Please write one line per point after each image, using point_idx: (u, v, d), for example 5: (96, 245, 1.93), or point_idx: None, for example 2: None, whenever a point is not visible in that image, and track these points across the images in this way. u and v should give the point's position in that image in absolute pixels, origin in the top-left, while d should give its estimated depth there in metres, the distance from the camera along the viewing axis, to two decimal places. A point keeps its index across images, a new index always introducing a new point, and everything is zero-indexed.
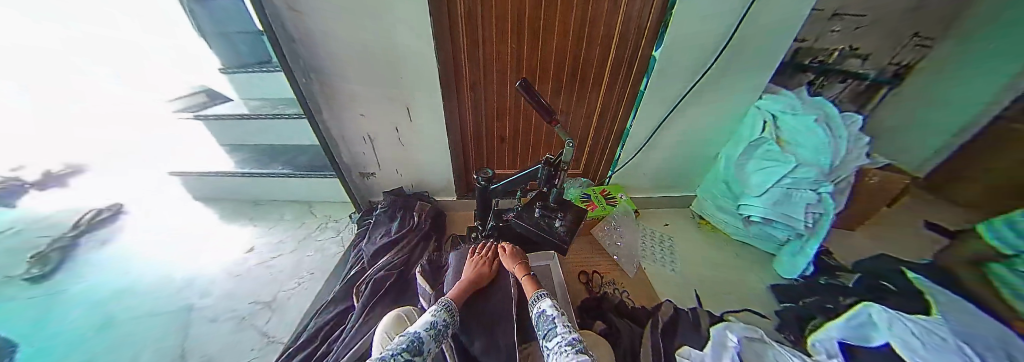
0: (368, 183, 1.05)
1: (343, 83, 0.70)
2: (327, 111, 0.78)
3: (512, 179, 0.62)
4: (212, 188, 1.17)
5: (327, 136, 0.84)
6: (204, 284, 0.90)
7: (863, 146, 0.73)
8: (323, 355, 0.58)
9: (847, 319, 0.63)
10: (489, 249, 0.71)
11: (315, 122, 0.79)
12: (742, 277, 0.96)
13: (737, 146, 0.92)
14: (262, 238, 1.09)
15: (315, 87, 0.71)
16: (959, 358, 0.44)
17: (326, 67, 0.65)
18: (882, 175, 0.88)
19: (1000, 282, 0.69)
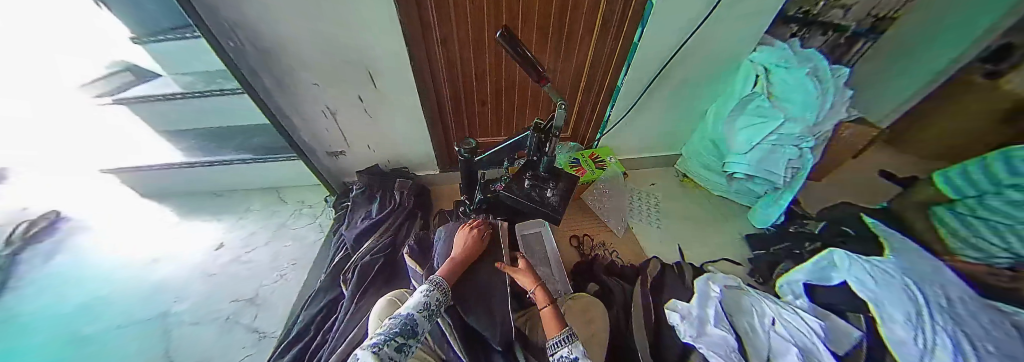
0: (338, 161, 0.96)
1: (286, 48, 0.55)
2: (271, 80, 0.65)
3: (498, 150, 0.58)
4: (163, 182, 1.04)
5: (277, 109, 0.72)
6: (176, 288, 0.84)
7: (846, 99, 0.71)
8: (319, 346, 0.57)
9: (814, 262, 0.68)
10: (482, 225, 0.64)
11: (259, 97, 0.66)
12: (720, 230, 1.03)
13: (727, 103, 0.89)
14: (232, 232, 1.01)
15: (249, 50, 0.56)
16: (905, 294, 0.50)
17: (258, 30, 0.51)
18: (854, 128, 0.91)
19: (936, 220, 0.77)
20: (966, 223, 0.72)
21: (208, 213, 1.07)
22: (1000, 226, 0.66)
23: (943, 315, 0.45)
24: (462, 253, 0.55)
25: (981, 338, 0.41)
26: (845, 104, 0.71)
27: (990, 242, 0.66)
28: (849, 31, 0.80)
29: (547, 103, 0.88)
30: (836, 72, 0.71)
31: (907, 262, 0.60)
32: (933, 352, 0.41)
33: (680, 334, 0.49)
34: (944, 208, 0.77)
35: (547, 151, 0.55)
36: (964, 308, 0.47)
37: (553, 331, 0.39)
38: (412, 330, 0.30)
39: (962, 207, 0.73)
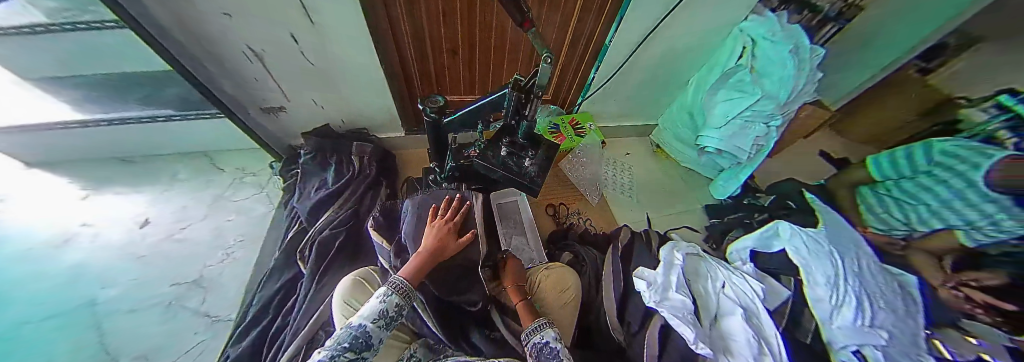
0: (278, 119, 0.81)
1: None
2: (172, 20, 0.47)
3: (471, 109, 0.50)
4: (45, 145, 0.81)
5: (187, 61, 0.56)
6: (96, 272, 0.71)
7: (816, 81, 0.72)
8: (280, 328, 0.53)
9: (760, 231, 0.75)
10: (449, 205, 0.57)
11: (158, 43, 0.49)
12: (684, 199, 1.10)
13: (711, 74, 0.86)
14: (157, 206, 0.84)
15: None
16: (829, 261, 0.59)
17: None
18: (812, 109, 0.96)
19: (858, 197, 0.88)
20: (881, 201, 0.82)
21: (120, 183, 0.88)
22: (905, 206, 0.76)
23: (854, 280, 0.56)
24: (432, 245, 0.47)
25: (872, 300, 0.54)
26: (814, 86, 0.73)
27: (893, 216, 0.79)
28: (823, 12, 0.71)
29: (529, 57, 0.78)
30: (813, 52, 0.68)
31: (835, 236, 0.68)
32: (840, 309, 0.52)
33: (645, 299, 0.54)
34: (868, 187, 0.85)
35: (527, 115, 0.48)
36: (862, 272, 0.60)
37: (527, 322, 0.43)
38: (364, 347, 0.32)
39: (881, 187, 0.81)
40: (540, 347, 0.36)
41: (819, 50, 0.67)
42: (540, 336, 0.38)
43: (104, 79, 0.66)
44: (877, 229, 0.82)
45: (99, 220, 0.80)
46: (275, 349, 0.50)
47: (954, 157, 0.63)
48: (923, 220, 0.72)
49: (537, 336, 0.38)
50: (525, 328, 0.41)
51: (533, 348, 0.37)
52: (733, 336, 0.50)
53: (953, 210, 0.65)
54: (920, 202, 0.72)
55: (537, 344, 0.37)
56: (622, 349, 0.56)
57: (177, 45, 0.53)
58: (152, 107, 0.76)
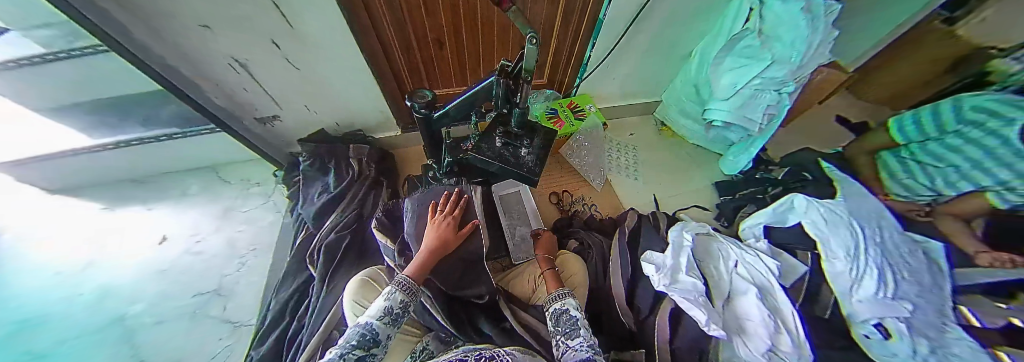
0: (273, 127, 0.81)
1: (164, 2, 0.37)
2: (154, 40, 0.46)
3: (458, 103, 0.48)
4: (65, 172, 0.84)
5: (178, 79, 0.56)
6: (125, 289, 0.75)
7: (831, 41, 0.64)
8: (297, 331, 0.55)
9: (776, 206, 0.70)
10: (452, 201, 0.56)
11: (137, 61, 0.48)
12: (693, 177, 1.06)
13: (715, 41, 0.80)
14: (173, 222, 0.88)
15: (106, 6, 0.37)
16: (847, 230, 0.57)
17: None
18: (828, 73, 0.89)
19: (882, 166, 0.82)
20: (904, 165, 0.77)
21: (137, 202, 0.91)
22: (931, 167, 0.71)
23: (878, 251, 0.54)
24: (433, 240, 0.47)
25: (895, 269, 0.53)
26: (831, 42, 0.64)
27: (919, 182, 0.74)
28: None
29: (519, 39, 0.74)
30: (828, 7, 0.60)
31: (855, 206, 0.64)
32: (861, 284, 0.52)
33: (655, 283, 0.54)
34: (888, 152, 0.81)
35: (518, 102, 0.46)
36: (888, 242, 0.57)
37: (554, 287, 0.49)
38: (373, 345, 0.31)
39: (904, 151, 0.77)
40: (560, 314, 0.41)
41: (835, 4, 0.59)
42: (559, 304, 0.43)
43: (105, 103, 0.68)
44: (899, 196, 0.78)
45: (124, 240, 0.84)
46: (292, 350, 0.52)
47: (987, 112, 0.59)
48: (949, 183, 0.69)
49: (558, 303, 0.43)
50: (551, 294, 0.47)
51: (555, 311, 0.42)
52: (748, 315, 0.50)
53: (985, 169, 0.62)
54: (946, 163, 0.68)
55: (557, 311, 0.42)
56: (636, 335, 0.54)
57: (166, 67, 0.53)
58: (159, 126, 0.78)
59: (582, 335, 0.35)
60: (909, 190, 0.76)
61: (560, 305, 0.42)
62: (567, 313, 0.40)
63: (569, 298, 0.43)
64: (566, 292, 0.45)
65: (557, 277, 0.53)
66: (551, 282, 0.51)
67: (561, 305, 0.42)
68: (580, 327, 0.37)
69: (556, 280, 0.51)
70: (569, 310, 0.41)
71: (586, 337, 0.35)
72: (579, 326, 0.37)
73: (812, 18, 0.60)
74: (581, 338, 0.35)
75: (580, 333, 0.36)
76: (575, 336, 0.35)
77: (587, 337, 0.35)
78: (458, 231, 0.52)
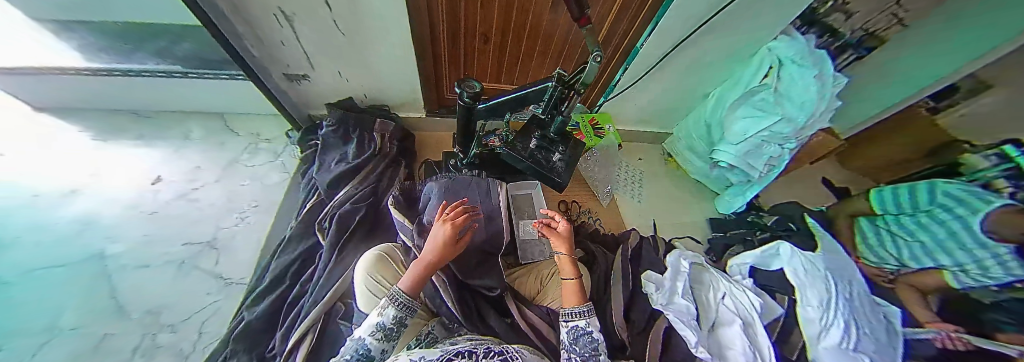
0: (300, 87, 0.79)
1: None
2: None
3: (504, 100, 0.50)
4: (64, 90, 0.79)
5: (222, 22, 0.54)
6: (109, 225, 0.70)
7: (830, 111, 0.72)
8: (298, 296, 0.54)
9: (762, 251, 0.77)
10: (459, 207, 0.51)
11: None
12: (691, 210, 1.12)
13: (733, 89, 0.86)
14: (170, 164, 0.84)
15: None
16: (823, 283, 0.62)
17: None
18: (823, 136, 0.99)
19: (858, 231, 0.90)
20: (878, 235, 0.85)
21: (133, 137, 0.86)
22: (897, 240, 0.80)
23: (847, 306, 0.59)
24: (436, 251, 0.42)
25: (860, 325, 0.57)
26: (830, 113, 0.72)
27: (889, 252, 0.82)
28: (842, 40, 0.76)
29: (562, 46, 0.77)
30: (835, 80, 0.68)
31: (832, 261, 0.70)
32: (831, 331, 0.56)
33: (654, 301, 0.58)
34: (865, 219, 0.88)
35: (563, 110, 0.50)
36: (855, 298, 0.62)
37: (574, 301, 0.43)
38: (366, 360, 0.32)
39: (880, 220, 0.85)
40: (577, 333, 0.38)
41: (842, 78, 0.68)
42: (579, 322, 0.39)
43: (131, 28, 0.65)
44: (871, 261, 0.85)
45: (115, 173, 0.79)
46: (292, 315, 0.51)
47: (957, 200, 0.69)
48: (915, 257, 0.77)
49: (581, 320, 0.39)
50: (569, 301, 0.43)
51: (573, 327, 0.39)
52: (731, 345, 0.53)
53: (948, 252, 0.70)
54: (917, 239, 0.76)
55: (573, 328, 0.39)
56: (625, 348, 0.55)
57: (221, 16, 0.53)
58: (172, 62, 0.75)
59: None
60: (880, 257, 0.84)
61: (582, 323, 0.39)
62: (589, 335, 0.37)
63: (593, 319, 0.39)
64: (589, 310, 0.41)
65: (584, 293, 0.44)
66: (574, 300, 0.43)
67: (584, 324, 0.39)
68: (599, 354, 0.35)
69: (580, 297, 0.43)
70: (591, 333, 0.38)
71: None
72: (598, 353, 0.35)
73: (821, 86, 0.68)
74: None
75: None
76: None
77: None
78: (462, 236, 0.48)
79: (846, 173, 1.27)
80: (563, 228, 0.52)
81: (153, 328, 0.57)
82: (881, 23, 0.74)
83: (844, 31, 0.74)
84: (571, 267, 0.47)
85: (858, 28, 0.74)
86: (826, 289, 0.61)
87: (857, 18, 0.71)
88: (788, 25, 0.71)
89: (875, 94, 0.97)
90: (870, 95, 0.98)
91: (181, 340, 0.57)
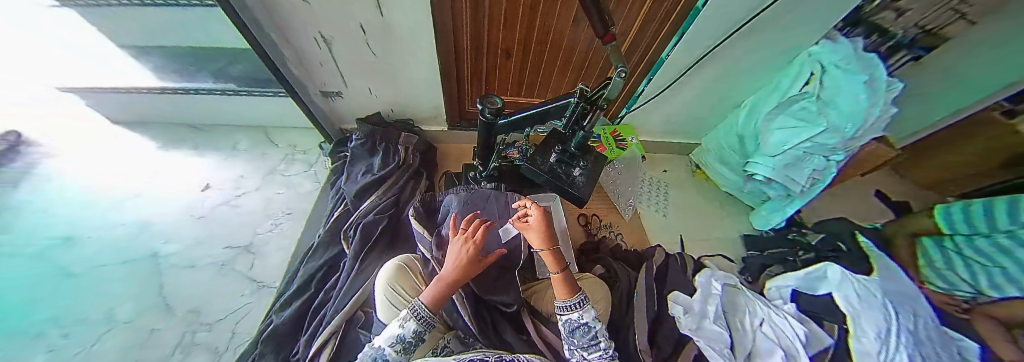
0: (334, 103, 0.85)
1: None
2: (259, 9, 0.49)
3: (526, 115, 0.50)
4: (138, 108, 0.91)
5: (268, 45, 0.59)
6: (167, 227, 0.78)
7: (884, 119, 0.64)
8: (323, 303, 0.56)
9: (805, 272, 0.70)
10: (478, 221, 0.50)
11: (242, 24, 0.50)
12: (721, 225, 1.05)
13: (769, 97, 0.81)
14: (218, 172, 0.92)
15: None
16: (880, 312, 0.54)
17: None
18: (875, 147, 0.89)
19: (922, 254, 0.80)
20: (945, 258, 0.75)
21: (190, 148, 0.96)
22: (971, 264, 0.70)
23: (911, 338, 0.50)
24: (459, 266, 0.41)
25: None
26: (883, 121, 0.64)
27: (959, 277, 0.72)
28: (893, 39, 0.67)
29: (584, 60, 0.76)
30: (890, 85, 0.61)
31: (890, 286, 0.62)
32: None
33: (681, 325, 0.55)
34: (929, 238, 0.80)
35: (585, 126, 0.49)
36: (926, 333, 0.53)
37: (563, 294, 0.37)
38: None
39: (947, 243, 0.75)
40: (572, 326, 0.35)
41: (897, 83, 0.61)
42: (572, 316, 0.35)
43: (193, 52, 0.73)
44: (937, 288, 0.76)
45: (174, 180, 0.88)
46: (315, 323, 0.53)
47: None
48: (993, 285, 0.65)
49: (574, 313, 0.35)
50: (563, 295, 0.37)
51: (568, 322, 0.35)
52: None
53: (1016, 282, 0.61)
54: (995, 264, 0.65)
55: (567, 322, 0.36)
56: None
57: (267, 38, 0.58)
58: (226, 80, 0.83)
59: (605, 349, 0.33)
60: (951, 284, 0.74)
61: (575, 316, 0.35)
62: (584, 325, 0.34)
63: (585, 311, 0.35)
64: (582, 301, 0.36)
65: (572, 282, 0.38)
66: (562, 290, 0.37)
67: (578, 317, 0.35)
68: (598, 339, 0.34)
69: (569, 288, 0.37)
70: (587, 323, 0.34)
71: (609, 351, 0.33)
72: (598, 341, 0.33)
73: (872, 93, 0.61)
74: (603, 348, 0.33)
75: (601, 350, 0.33)
76: (595, 347, 0.33)
77: (609, 349, 0.33)
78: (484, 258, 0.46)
79: (905, 187, 1.13)
80: (536, 220, 0.39)
81: (193, 325, 0.63)
82: (941, 19, 0.64)
83: (895, 30, 0.65)
84: (553, 262, 0.37)
85: (910, 26, 0.64)
86: (887, 318, 0.53)
87: (908, 16, 0.62)
88: (832, 28, 0.65)
89: (939, 100, 0.87)
90: (934, 101, 0.87)
91: (216, 337, 0.62)
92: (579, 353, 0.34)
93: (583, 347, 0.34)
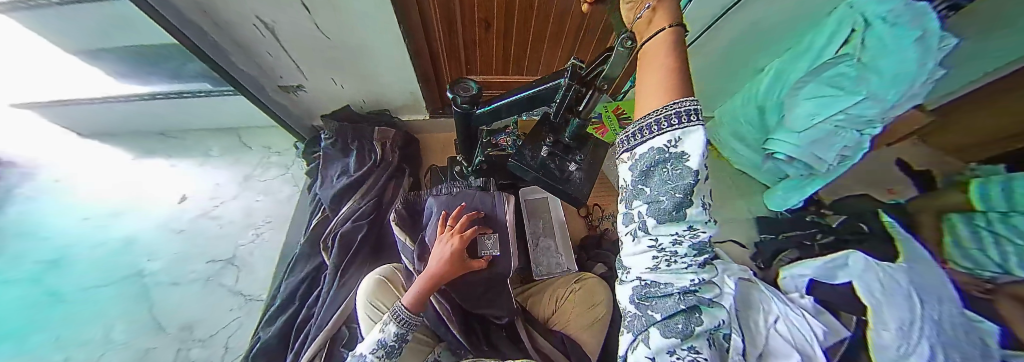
0: (299, 98, 0.76)
1: None
2: None
3: (509, 103, 0.42)
4: (93, 118, 0.83)
5: (180, 21, 0.49)
6: (146, 244, 0.76)
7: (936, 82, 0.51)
8: (306, 321, 0.54)
9: (827, 260, 0.64)
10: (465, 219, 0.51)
11: None
12: (732, 208, 0.98)
13: (801, 59, 0.65)
14: (195, 181, 0.87)
15: None
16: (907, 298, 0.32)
17: None
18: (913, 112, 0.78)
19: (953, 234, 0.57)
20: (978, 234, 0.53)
21: (165, 158, 0.90)
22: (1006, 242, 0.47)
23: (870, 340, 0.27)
24: (440, 263, 0.42)
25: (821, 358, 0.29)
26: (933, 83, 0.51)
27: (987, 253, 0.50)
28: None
29: (576, 29, 0.68)
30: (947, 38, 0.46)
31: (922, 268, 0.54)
32: None
33: None
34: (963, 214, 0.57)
35: (581, 112, 0.40)
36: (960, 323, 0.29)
37: (657, 100, 0.15)
38: None
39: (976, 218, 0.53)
40: (657, 159, 0.16)
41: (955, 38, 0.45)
42: (658, 142, 0.15)
43: (133, 51, 0.65)
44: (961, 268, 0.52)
45: (150, 193, 0.84)
46: (301, 340, 0.51)
47: None
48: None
49: (659, 136, 0.14)
50: (648, 114, 0.15)
51: (645, 154, 0.16)
52: None
53: None
54: None
55: (641, 157, 0.17)
56: None
57: (180, 15, 0.48)
58: (190, 80, 0.74)
59: (687, 281, 0.18)
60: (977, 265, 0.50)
61: (659, 143, 0.15)
62: (681, 170, 0.15)
63: (701, 147, 0.13)
64: (694, 113, 0.13)
65: (688, 76, 0.15)
66: (666, 78, 0.15)
67: (665, 145, 0.14)
68: (697, 208, 0.16)
69: (683, 78, 0.15)
70: (686, 169, 0.14)
71: (696, 279, 0.18)
72: (684, 231, 0.16)
73: (925, 52, 0.46)
74: (691, 246, 0.17)
75: (678, 283, 0.18)
76: (672, 226, 0.16)
77: (700, 275, 0.18)
78: (467, 261, 0.45)
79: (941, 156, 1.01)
80: None
81: (186, 342, 0.64)
82: None
83: None
84: (661, 14, 0.16)
85: None
86: (911, 306, 0.30)
87: None
88: None
89: None
90: None
91: (212, 352, 0.64)
92: (639, 220, 0.18)
93: (650, 216, 0.17)
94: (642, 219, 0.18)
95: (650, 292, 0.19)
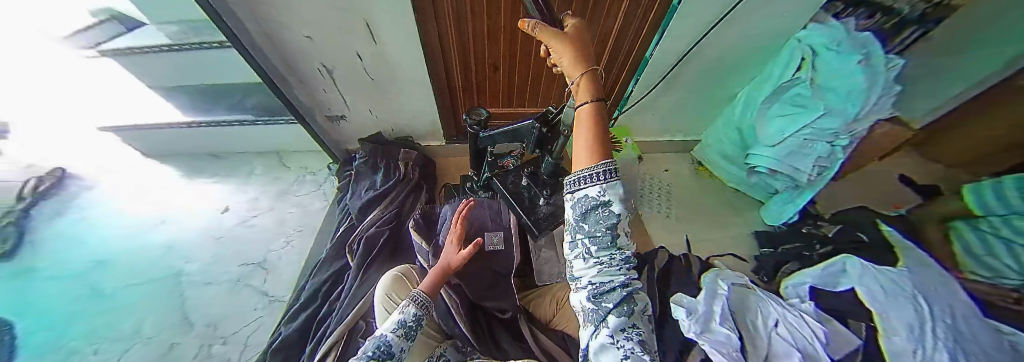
0: (338, 126, 0.91)
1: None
2: (242, 15, 0.53)
3: (504, 131, 0.52)
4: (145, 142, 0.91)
5: (271, 68, 0.65)
6: (187, 250, 0.85)
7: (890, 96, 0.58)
8: (325, 316, 0.58)
9: (822, 267, 0.66)
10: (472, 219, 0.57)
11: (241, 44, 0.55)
12: (730, 224, 1.00)
13: (763, 86, 0.78)
14: (236, 195, 1.00)
15: None
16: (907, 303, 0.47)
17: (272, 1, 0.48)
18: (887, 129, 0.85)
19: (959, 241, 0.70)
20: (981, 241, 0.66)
21: (210, 176, 1.01)
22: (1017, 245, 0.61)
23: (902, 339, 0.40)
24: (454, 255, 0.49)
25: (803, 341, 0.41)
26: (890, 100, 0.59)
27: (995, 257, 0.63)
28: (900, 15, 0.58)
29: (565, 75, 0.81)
30: (889, 61, 0.57)
31: (917, 272, 0.56)
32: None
33: (684, 328, 0.45)
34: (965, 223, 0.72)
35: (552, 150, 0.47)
36: (959, 322, 0.43)
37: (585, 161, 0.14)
38: (386, 356, 0.34)
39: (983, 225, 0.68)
40: (586, 205, 0.14)
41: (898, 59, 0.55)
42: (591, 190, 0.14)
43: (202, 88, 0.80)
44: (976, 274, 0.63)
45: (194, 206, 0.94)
46: (321, 330, 0.55)
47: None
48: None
49: (591, 186, 0.13)
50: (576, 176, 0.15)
51: (579, 205, 0.15)
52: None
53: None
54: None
55: (578, 200, 0.15)
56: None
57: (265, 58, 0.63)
58: (251, 112, 0.89)
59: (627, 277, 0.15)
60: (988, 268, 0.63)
61: (591, 191, 0.14)
62: (608, 212, 0.13)
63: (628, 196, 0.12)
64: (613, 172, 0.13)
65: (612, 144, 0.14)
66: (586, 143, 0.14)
67: (596, 195, 0.13)
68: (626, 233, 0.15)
69: (604, 145, 0.14)
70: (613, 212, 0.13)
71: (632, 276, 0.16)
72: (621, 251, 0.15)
73: (871, 74, 0.58)
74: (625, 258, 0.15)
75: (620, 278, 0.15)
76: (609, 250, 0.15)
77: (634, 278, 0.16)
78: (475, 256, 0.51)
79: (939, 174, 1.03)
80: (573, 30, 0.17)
81: (208, 339, 0.71)
82: None
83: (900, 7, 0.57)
84: (585, 84, 0.16)
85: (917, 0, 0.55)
86: (913, 312, 0.45)
87: None
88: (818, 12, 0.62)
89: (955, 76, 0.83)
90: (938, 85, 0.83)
91: (230, 349, 0.70)
92: (582, 248, 0.16)
93: (591, 245, 0.15)
94: (584, 247, 0.16)
95: (597, 292, 0.15)
